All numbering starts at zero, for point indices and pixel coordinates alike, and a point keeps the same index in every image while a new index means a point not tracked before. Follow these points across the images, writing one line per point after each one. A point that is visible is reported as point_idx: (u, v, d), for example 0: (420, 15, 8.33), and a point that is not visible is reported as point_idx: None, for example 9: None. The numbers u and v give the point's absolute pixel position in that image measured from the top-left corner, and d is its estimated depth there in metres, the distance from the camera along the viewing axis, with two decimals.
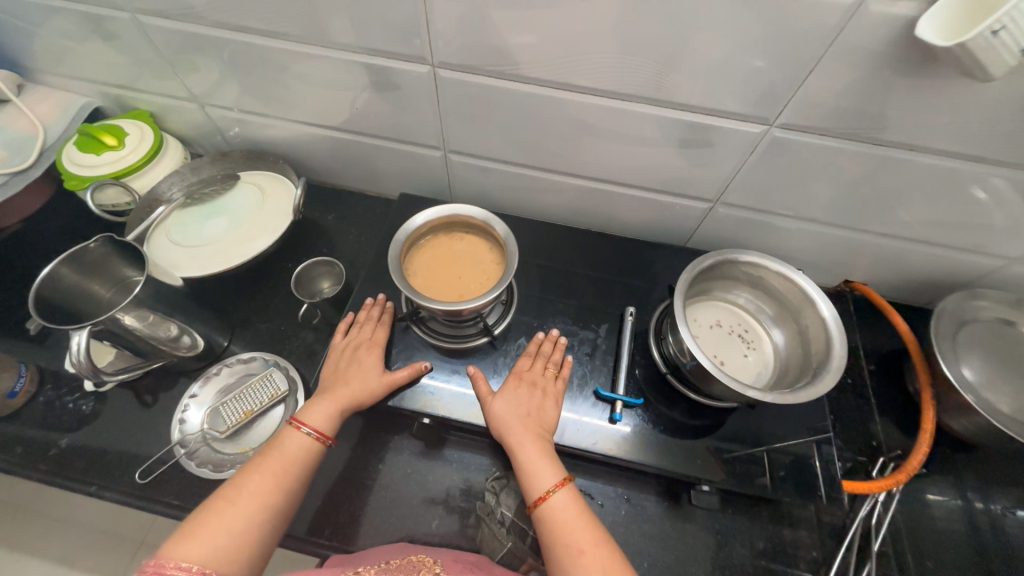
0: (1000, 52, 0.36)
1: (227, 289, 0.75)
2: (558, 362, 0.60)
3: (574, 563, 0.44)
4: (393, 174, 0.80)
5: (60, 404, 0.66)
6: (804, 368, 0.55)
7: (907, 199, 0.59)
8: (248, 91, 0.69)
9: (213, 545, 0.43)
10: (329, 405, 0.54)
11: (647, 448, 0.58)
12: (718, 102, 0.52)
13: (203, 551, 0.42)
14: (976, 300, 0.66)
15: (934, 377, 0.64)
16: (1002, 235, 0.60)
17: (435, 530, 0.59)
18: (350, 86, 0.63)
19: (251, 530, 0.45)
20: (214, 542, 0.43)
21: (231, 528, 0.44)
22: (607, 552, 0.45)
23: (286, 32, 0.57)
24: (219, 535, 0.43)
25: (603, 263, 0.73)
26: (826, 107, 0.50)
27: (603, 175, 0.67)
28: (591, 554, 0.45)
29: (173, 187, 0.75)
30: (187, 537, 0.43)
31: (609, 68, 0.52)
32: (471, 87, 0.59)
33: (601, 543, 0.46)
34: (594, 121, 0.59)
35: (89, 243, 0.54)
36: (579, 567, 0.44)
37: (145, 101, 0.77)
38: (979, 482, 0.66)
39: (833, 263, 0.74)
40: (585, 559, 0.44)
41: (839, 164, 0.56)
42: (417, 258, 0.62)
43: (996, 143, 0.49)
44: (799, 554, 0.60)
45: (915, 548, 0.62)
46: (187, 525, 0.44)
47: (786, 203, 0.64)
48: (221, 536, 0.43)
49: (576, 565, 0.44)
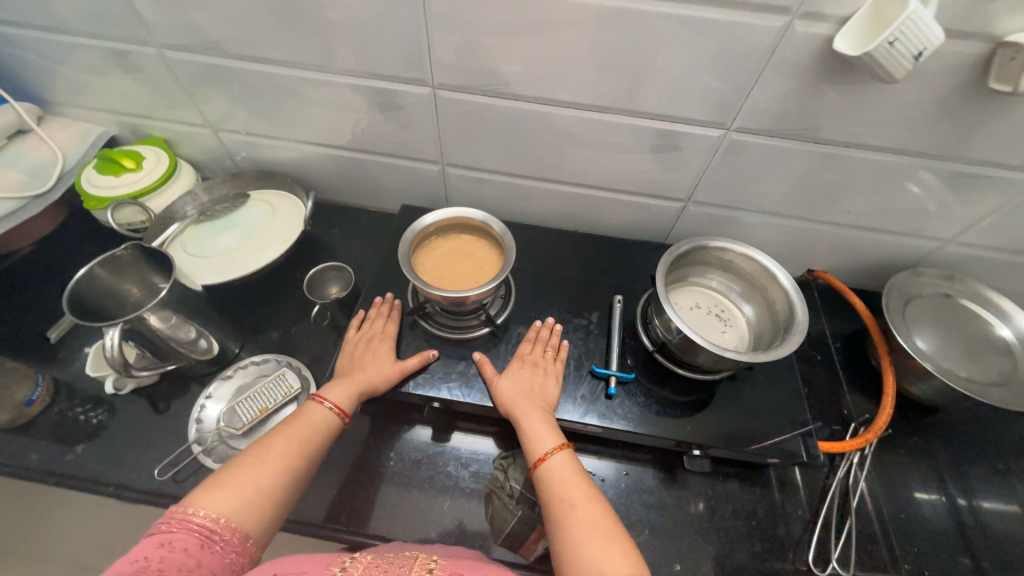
0: (895, 60, 0.45)
1: (239, 298, 0.79)
2: (556, 345, 0.66)
3: (566, 515, 0.48)
4: (394, 188, 0.86)
5: (76, 412, 0.68)
6: (775, 336, 0.62)
7: (849, 190, 0.68)
8: (261, 116, 0.75)
9: (236, 499, 0.46)
10: (349, 386, 0.59)
11: (641, 420, 0.63)
12: (682, 110, 0.61)
13: (228, 503, 0.45)
14: (920, 278, 0.75)
15: (890, 347, 0.72)
16: (933, 219, 0.69)
17: (447, 511, 0.62)
18: (357, 108, 0.70)
19: (271, 491, 0.48)
20: (238, 497, 0.46)
21: (256, 485, 0.47)
22: (597, 507, 0.48)
23: (300, 61, 0.65)
24: (243, 492, 0.46)
25: (591, 261, 0.80)
26: (771, 111, 0.59)
27: (586, 181, 0.75)
28: (582, 507, 0.48)
29: (187, 205, 0.80)
30: (215, 487, 0.46)
31: (587, 85, 0.60)
32: (467, 104, 0.66)
33: (593, 498, 0.49)
34: (576, 131, 0.67)
35: (119, 250, 0.60)
36: (570, 518, 0.47)
37: (160, 128, 0.82)
38: (938, 442, 0.73)
39: (795, 252, 0.82)
40: (576, 511, 0.48)
41: (788, 162, 0.65)
42: (422, 256, 0.68)
43: (911, 136, 0.58)
44: (785, 513, 0.66)
45: (887, 504, 0.68)
46: (214, 479, 0.47)
47: (748, 199, 0.73)
48: (245, 492, 0.46)
49: (568, 516, 0.48)
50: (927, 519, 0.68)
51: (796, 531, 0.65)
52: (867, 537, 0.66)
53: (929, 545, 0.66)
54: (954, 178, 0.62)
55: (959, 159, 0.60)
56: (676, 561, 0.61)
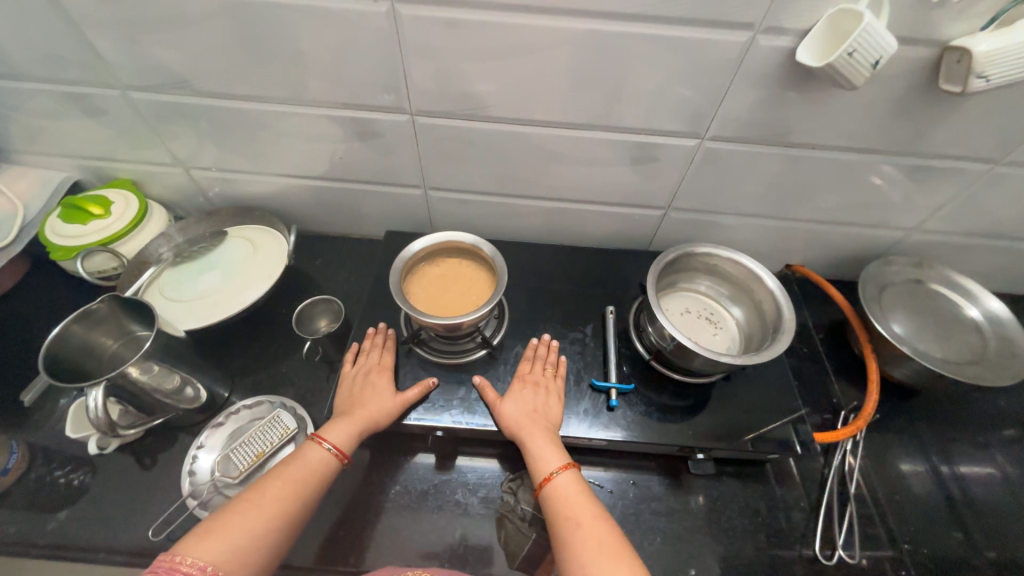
0: (855, 68, 0.48)
1: (224, 339, 0.77)
2: (555, 362, 0.67)
3: (573, 534, 0.47)
4: (376, 215, 0.86)
5: (54, 476, 0.64)
6: (765, 336, 0.64)
7: (819, 188, 0.71)
8: (234, 151, 0.74)
9: (228, 547, 0.43)
10: (348, 425, 0.57)
11: (644, 428, 0.64)
12: (658, 123, 0.63)
13: (219, 550, 0.43)
14: (892, 267, 0.79)
15: (870, 334, 0.75)
16: (897, 210, 0.73)
17: (459, 541, 0.61)
18: (334, 138, 0.70)
19: (265, 537, 0.46)
20: (230, 543, 0.44)
21: (247, 529, 0.45)
22: (604, 525, 0.48)
23: (274, 95, 0.64)
24: (235, 538, 0.44)
25: (579, 273, 0.81)
26: (741, 120, 0.61)
27: (568, 195, 0.77)
28: (589, 526, 0.48)
29: (161, 247, 0.77)
30: (206, 534, 0.44)
31: (564, 103, 0.61)
32: (447, 129, 0.67)
33: (599, 517, 0.49)
34: (556, 148, 0.68)
35: (94, 303, 0.58)
36: (577, 537, 0.47)
37: (127, 170, 0.80)
38: (922, 422, 0.77)
39: (772, 250, 0.85)
40: (582, 530, 0.47)
41: (760, 166, 0.68)
42: (413, 284, 0.68)
43: (872, 135, 0.61)
44: (788, 506, 0.67)
45: (883, 487, 0.71)
46: (205, 525, 0.45)
47: (725, 203, 0.75)
48: (238, 538, 0.44)
49: (575, 535, 0.47)
50: (920, 497, 0.71)
51: (801, 523, 0.66)
52: (867, 522, 0.68)
53: (924, 523, 0.68)
54: (913, 171, 0.66)
55: (916, 154, 0.63)
56: (690, 566, 0.62)
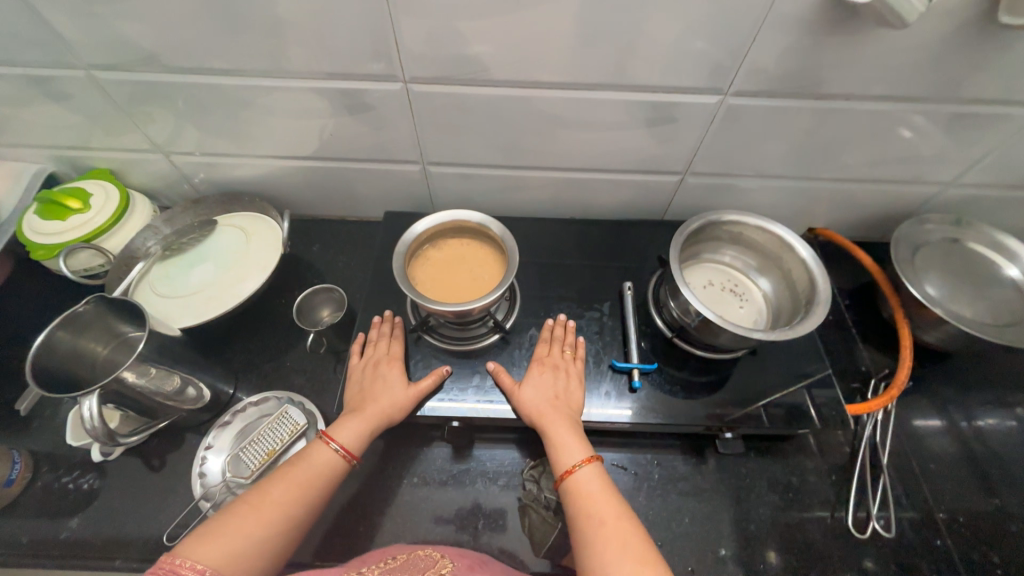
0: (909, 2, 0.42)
1: (226, 335, 0.74)
2: (573, 343, 0.63)
3: (595, 533, 0.45)
4: (373, 195, 0.81)
5: (62, 484, 0.63)
6: (796, 307, 0.64)
7: (851, 145, 0.65)
8: (215, 133, 0.68)
9: (228, 550, 0.42)
10: (358, 424, 0.54)
11: (668, 409, 0.61)
12: (677, 79, 0.57)
13: (219, 554, 0.41)
14: (925, 226, 0.74)
15: (902, 299, 0.71)
16: (934, 164, 0.68)
17: (483, 530, 0.60)
18: (322, 114, 0.64)
19: (267, 541, 0.44)
20: (230, 546, 0.42)
21: (248, 534, 0.43)
22: (628, 525, 0.45)
23: (251, 67, 0.58)
24: (236, 541, 0.43)
25: (591, 248, 0.77)
26: (771, 71, 0.55)
27: (578, 165, 0.71)
28: (612, 525, 0.45)
29: (149, 240, 0.73)
30: (207, 536, 0.42)
31: (573, 61, 0.55)
32: (444, 97, 0.61)
33: (623, 515, 0.46)
34: (564, 113, 0.62)
35: (78, 306, 0.54)
36: (600, 537, 0.45)
37: (104, 159, 0.74)
38: (952, 387, 0.74)
39: (795, 213, 0.81)
40: (606, 530, 0.45)
41: (789, 123, 0.62)
42: (419, 268, 0.64)
43: (916, 82, 0.56)
44: (816, 479, 0.66)
45: (913, 455, 0.69)
46: (207, 526, 0.43)
47: (747, 165, 0.70)
48: (238, 542, 0.43)
49: (597, 534, 0.45)
50: (951, 463, 0.69)
51: (830, 495, 0.65)
52: (899, 491, 0.66)
53: (957, 490, 0.67)
54: (957, 121, 0.60)
55: (962, 101, 0.58)
56: (718, 545, 0.61)
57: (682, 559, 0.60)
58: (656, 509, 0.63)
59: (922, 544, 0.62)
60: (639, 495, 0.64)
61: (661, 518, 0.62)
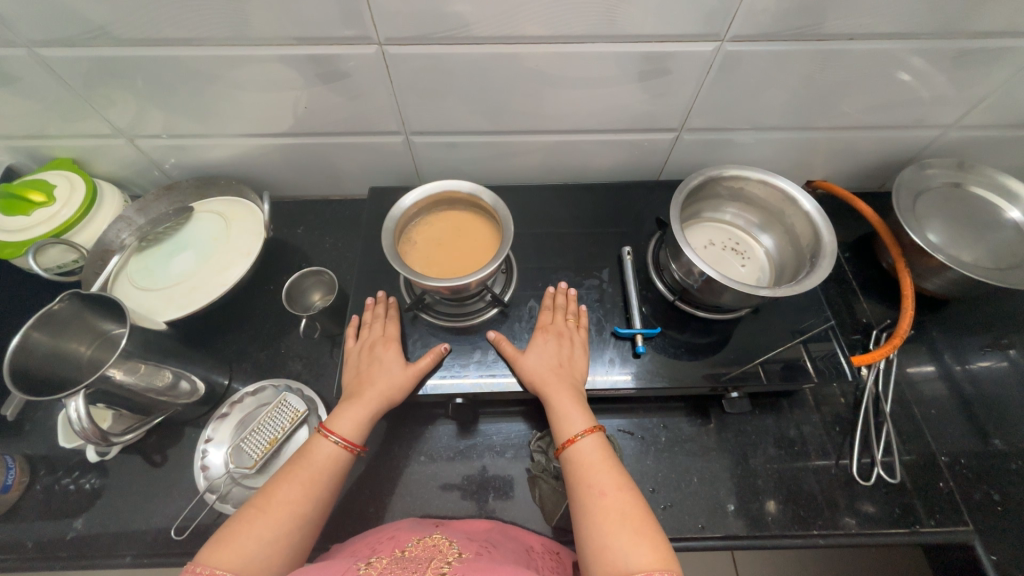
0: None
1: (216, 325, 0.72)
2: (575, 311, 0.63)
3: (595, 503, 0.44)
4: (355, 170, 0.77)
5: (60, 487, 0.61)
6: (801, 260, 0.63)
7: (852, 91, 0.62)
8: (178, 111, 0.63)
9: (244, 554, 0.41)
10: (359, 411, 0.53)
11: (672, 371, 0.60)
12: (673, 27, 0.52)
13: (235, 559, 0.40)
14: (926, 171, 0.72)
15: (904, 248, 0.70)
16: (938, 107, 0.65)
17: (493, 504, 0.60)
18: (293, 85, 0.59)
19: (281, 541, 0.44)
20: (244, 550, 0.41)
21: (262, 538, 0.43)
22: (628, 497, 0.45)
23: (208, 35, 0.53)
24: (250, 545, 0.42)
25: (586, 214, 0.74)
26: (772, 12, 0.51)
27: (568, 127, 0.68)
28: (613, 497, 0.44)
29: (122, 233, 0.69)
30: (221, 541, 0.42)
31: (557, 12, 0.50)
32: (422, 60, 0.56)
33: (624, 487, 0.46)
34: (551, 70, 0.58)
35: (55, 303, 0.52)
36: (599, 507, 0.44)
37: (64, 147, 0.70)
38: (951, 334, 0.74)
39: (792, 165, 0.78)
40: (605, 500, 0.44)
41: (789, 69, 0.58)
42: (410, 242, 0.62)
43: (924, 18, 0.52)
44: (821, 432, 0.67)
45: (912, 403, 0.70)
46: (220, 533, 0.42)
47: (745, 117, 0.66)
48: (252, 546, 0.42)
49: (597, 504, 0.44)
50: (953, 408, 0.69)
51: (834, 446, 0.66)
52: (901, 437, 0.67)
53: (957, 433, 0.67)
54: (963, 58, 0.57)
55: (971, 36, 0.54)
56: (727, 501, 0.62)
57: (693, 517, 0.61)
58: (664, 471, 0.63)
59: (924, 487, 0.63)
60: (647, 459, 0.64)
61: (669, 478, 0.63)
